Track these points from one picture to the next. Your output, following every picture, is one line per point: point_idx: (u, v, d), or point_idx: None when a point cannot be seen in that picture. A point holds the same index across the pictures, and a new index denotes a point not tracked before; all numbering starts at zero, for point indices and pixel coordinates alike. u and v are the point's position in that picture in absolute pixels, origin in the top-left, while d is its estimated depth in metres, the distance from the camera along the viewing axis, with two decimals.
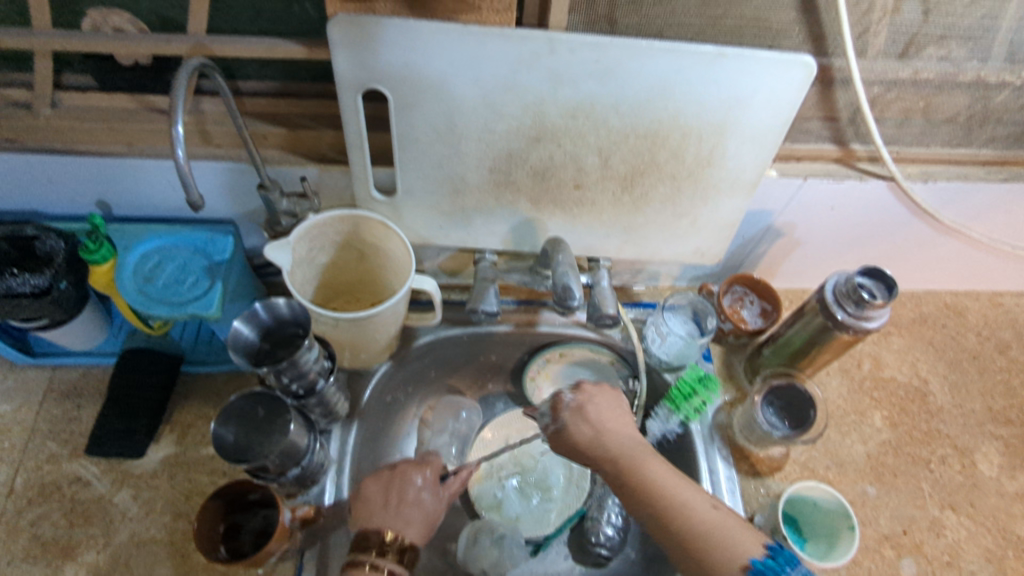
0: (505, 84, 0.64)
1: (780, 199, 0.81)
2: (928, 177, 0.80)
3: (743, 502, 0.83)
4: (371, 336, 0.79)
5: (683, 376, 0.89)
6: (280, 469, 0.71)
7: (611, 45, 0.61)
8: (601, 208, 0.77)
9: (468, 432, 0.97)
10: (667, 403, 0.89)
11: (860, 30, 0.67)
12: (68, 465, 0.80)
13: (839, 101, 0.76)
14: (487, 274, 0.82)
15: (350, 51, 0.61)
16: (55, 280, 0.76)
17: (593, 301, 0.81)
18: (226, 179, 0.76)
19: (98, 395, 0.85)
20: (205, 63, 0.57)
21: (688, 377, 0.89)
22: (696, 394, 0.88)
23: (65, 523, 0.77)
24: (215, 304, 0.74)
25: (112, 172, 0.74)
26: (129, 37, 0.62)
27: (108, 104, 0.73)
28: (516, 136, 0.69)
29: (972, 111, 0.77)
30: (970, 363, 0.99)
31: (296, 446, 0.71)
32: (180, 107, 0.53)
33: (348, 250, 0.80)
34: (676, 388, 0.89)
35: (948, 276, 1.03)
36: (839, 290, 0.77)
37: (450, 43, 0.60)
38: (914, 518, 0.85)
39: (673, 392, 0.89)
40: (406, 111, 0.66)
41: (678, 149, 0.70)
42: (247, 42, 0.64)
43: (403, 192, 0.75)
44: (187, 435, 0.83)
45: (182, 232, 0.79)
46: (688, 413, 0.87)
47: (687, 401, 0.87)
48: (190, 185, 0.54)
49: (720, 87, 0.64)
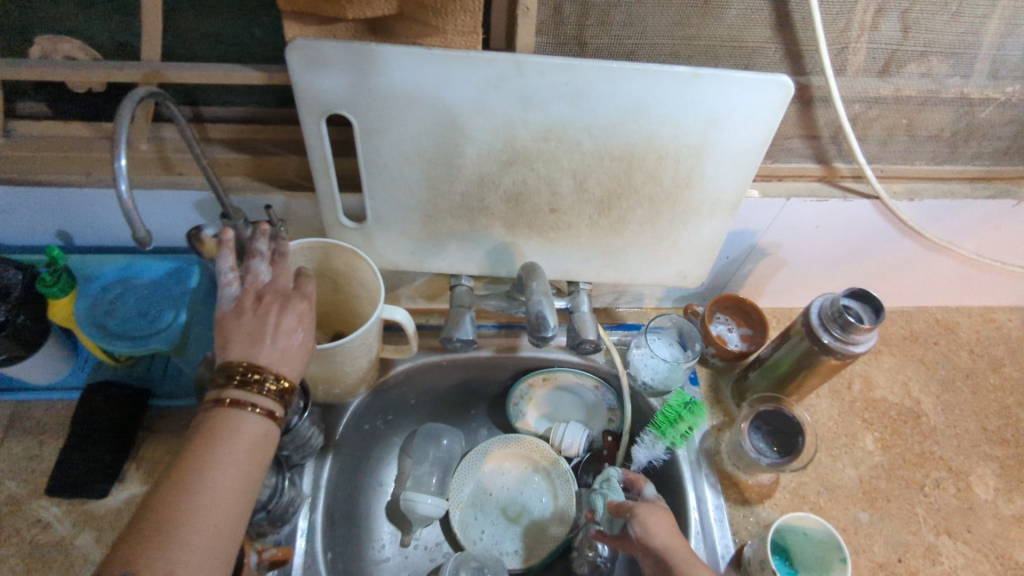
0: (473, 107, 0.62)
1: (762, 219, 0.79)
2: (914, 195, 0.78)
3: (733, 533, 0.81)
4: (343, 369, 0.77)
5: (668, 401, 0.86)
6: (276, 361, 0.64)
7: (581, 67, 0.58)
8: (578, 232, 0.74)
9: (450, 460, 0.96)
10: (652, 429, 0.86)
11: (839, 48, 0.65)
12: (28, 507, 0.77)
13: (820, 119, 0.73)
14: (463, 300, 0.79)
15: (311, 78, 0.59)
16: (12, 314, 0.73)
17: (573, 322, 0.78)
18: (189, 207, 0.73)
19: (62, 432, 0.82)
20: (152, 91, 0.54)
21: (674, 402, 0.86)
22: (682, 419, 0.85)
23: (22, 568, 0.73)
24: (179, 337, 0.72)
25: (70, 201, 0.71)
26: (80, 65, 0.60)
27: (63, 132, 0.70)
28: (487, 161, 0.67)
29: (958, 128, 0.75)
30: (964, 382, 0.97)
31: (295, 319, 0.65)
32: (123, 138, 0.49)
33: (321, 279, 0.78)
34: (661, 414, 0.86)
35: (938, 292, 1.01)
36: (824, 312, 0.74)
37: (413, 66, 0.58)
38: (909, 545, 0.83)
39: (657, 417, 0.86)
40: (373, 137, 0.64)
41: (655, 172, 0.68)
42: (203, 68, 0.61)
43: (373, 218, 0.72)
44: (154, 471, 0.81)
45: (147, 263, 0.77)
46: (674, 439, 0.84)
47: (673, 427, 0.84)
48: (135, 220, 0.50)
49: (695, 109, 0.62)
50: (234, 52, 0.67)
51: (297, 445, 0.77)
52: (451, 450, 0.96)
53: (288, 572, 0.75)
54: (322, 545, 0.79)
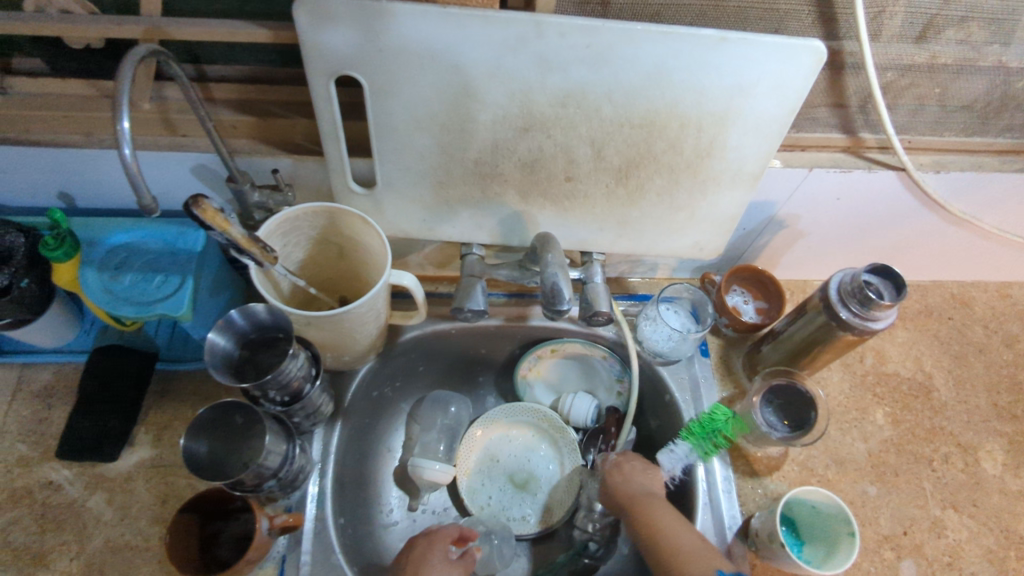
0: (490, 70, 0.59)
1: (783, 190, 0.77)
2: (940, 167, 0.75)
3: (740, 504, 0.81)
4: (352, 336, 0.75)
5: (714, 411, 0.83)
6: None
7: (605, 29, 0.56)
8: (594, 201, 0.72)
9: (456, 428, 0.95)
10: (685, 437, 0.82)
11: (876, 12, 0.62)
12: (39, 469, 0.78)
13: (849, 87, 0.70)
14: (474, 270, 0.78)
15: (321, 36, 0.56)
16: (15, 278, 0.72)
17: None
18: (195, 170, 0.71)
19: (70, 395, 0.82)
20: (155, 50, 0.51)
21: (716, 413, 0.83)
22: (717, 431, 0.82)
23: (35, 529, 0.74)
24: (186, 304, 0.71)
25: (71, 163, 0.69)
26: (78, 20, 0.57)
27: (62, 91, 0.67)
28: (503, 126, 0.64)
29: (991, 98, 0.72)
30: (977, 358, 0.96)
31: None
32: (125, 99, 0.47)
33: (327, 245, 0.77)
34: (698, 420, 0.83)
35: (955, 266, 0.99)
36: (844, 287, 0.72)
37: (428, 26, 0.55)
38: (915, 519, 0.83)
39: (691, 425, 0.83)
40: (383, 100, 0.61)
41: (676, 140, 0.65)
42: (208, 25, 0.58)
43: (384, 184, 0.70)
44: (164, 435, 0.81)
45: (150, 226, 0.75)
46: (705, 450, 0.82)
47: (708, 435, 0.82)
48: (140, 187, 0.48)
49: (722, 75, 0.59)
50: (239, 7, 0.64)
51: (309, 413, 0.77)
52: (459, 418, 0.95)
53: (299, 536, 0.76)
54: (332, 511, 0.79)
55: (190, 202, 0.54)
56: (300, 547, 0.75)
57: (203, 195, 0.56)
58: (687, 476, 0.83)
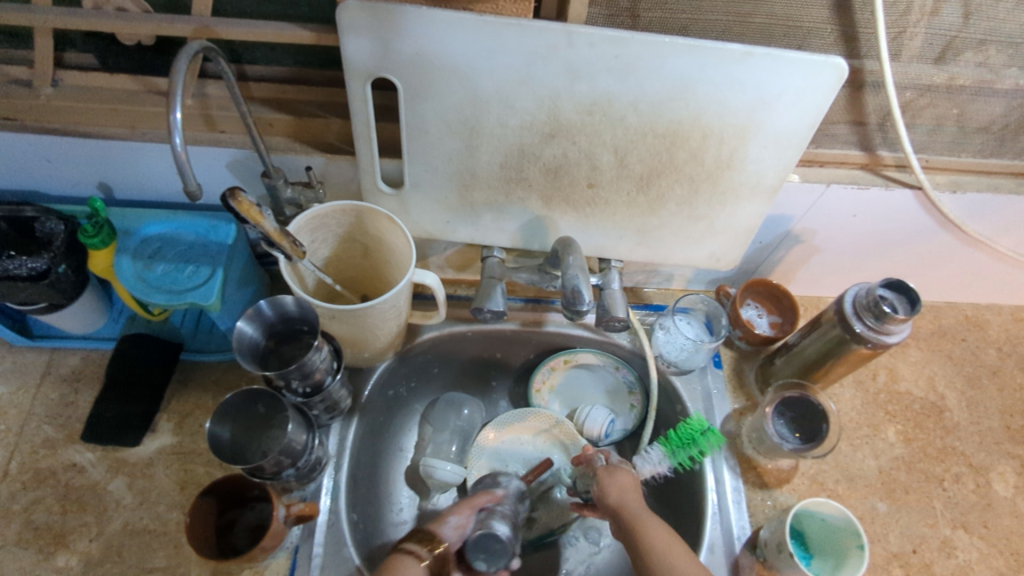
0: (520, 76, 0.61)
1: (800, 205, 0.78)
2: (957, 187, 0.77)
3: (749, 515, 0.82)
4: (372, 333, 0.77)
5: (688, 421, 0.82)
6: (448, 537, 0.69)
7: (633, 40, 0.58)
8: (615, 209, 0.74)
9: (469, 429, 0.96)
10: (662, 444, 0.82)
11: (897, 32, 0.64)
12: (63, 451, 0.79)
13: (869, 105, 0.72)
14: (494, 272, 0.79)
15: (362, 39, 0.59)
16: (54, 263, 0.74)
17: (492, 548, 0.70)
18: (231, 166, 0.74)
19: (96, 380, 0.84)
20: (207, 46, 0.54)
21: (692, 424, 0.82)
22: (694, 442, 0.81)
23: (57, 509, 0.76)
24: (215, 293, 0.73)
25: (114, 154, 0.72)
26: (132, 17, 0.60)
27: (110, 85, 0.70)
28: (530, 132, 0.66)
29: (1009, 120, 0.74)
30: (990, 380, 0.97)
31: (459, 530, 0.71)
32: (179, 91, 0.50)
33: (352, 244, 0.79)
34: (675, 431, 0.82)
35: (970, 288, 1.00)
36: (859, 301, 0.73)
37: (465, 33, 0.58)
38: (925, 537, 0.83)
39: (669, 433, 0.82)
40: (416, 103, 0.64)
41: (698, 151, 0.67)
42: (254, 25, 0.61)
43: (411, 185, 0.72)
44: (184, 424, 0.83)
45: (183, 218, 0.77)
46: (680, 459, 0.81)
47: (683, 448, 0.81)
48: (187, 173, 0.50)
49: (745, 88, 0.61)
50: (282, 10, 0.67)
51: (327, 406, 0.78)
52: (471, 420, 0.97)
53: (312, 528, 0.77)
54: (346, 504, 0.80)
55: (228, 193, 0.55)
56: (313, 539, 0.76)
57: (239, 188, 0.58)
58: (697, 485, 0.84)
